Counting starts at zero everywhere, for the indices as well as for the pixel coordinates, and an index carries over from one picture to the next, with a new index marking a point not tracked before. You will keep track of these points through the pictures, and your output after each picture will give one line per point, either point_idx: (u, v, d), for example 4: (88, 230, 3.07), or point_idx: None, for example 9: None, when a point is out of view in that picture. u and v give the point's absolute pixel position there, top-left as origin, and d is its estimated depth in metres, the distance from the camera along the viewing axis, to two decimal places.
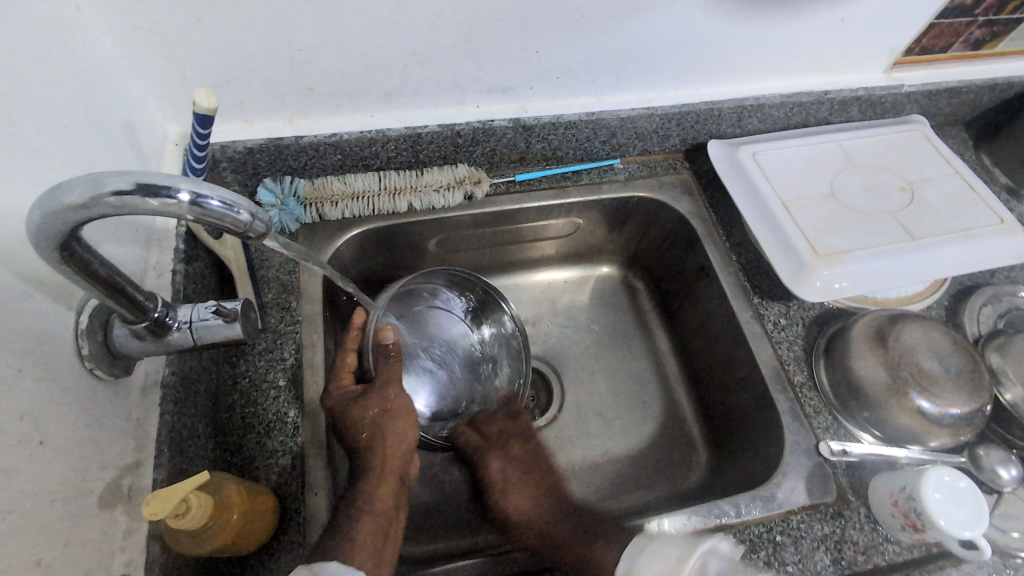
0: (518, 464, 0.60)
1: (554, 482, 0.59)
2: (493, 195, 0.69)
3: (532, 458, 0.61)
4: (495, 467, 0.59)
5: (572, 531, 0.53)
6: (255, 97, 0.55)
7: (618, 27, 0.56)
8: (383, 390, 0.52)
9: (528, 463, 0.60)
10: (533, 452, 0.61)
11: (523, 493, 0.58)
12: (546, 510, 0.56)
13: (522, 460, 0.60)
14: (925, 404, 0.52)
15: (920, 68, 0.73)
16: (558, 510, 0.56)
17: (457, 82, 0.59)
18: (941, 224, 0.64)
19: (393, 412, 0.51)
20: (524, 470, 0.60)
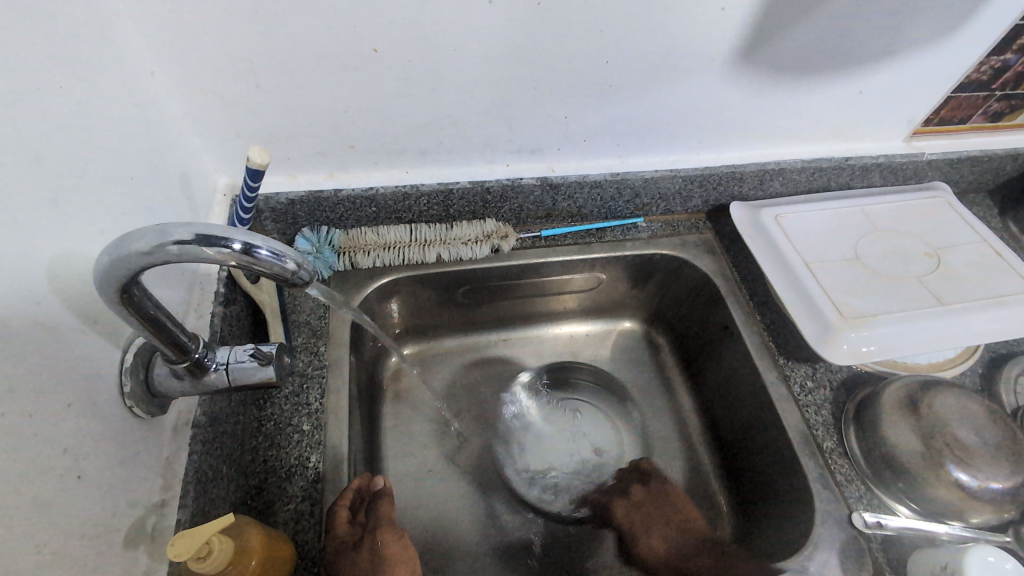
0: (642, 506, 0.62)
1: (681, 513, 0.60)
2: (519, 249, 0.71)
3: (670, 497, 0.62)
4: (620, 513, 0.63)
5: (715, 560, 0.55)
6: (301, 153, 0.59)
7: (643, 96, 0.59)
8: (376, 539, 0.47)
9: (659, 496, 0.62)
10: (675, 492, 0.62)
11: (656, 530, 0.60)
12: (683, 540, 0.59)
13: (644, 499, 0.63)
14: (964, 477, 0.50)
15: (940, 138, 0.74)
16: (684, 548, 0.58)
17: (489, 143, 0.62)
18: (971, 290, 0.64)
19: (388, 566, 0.46)
20: (648, 509, 0.62)
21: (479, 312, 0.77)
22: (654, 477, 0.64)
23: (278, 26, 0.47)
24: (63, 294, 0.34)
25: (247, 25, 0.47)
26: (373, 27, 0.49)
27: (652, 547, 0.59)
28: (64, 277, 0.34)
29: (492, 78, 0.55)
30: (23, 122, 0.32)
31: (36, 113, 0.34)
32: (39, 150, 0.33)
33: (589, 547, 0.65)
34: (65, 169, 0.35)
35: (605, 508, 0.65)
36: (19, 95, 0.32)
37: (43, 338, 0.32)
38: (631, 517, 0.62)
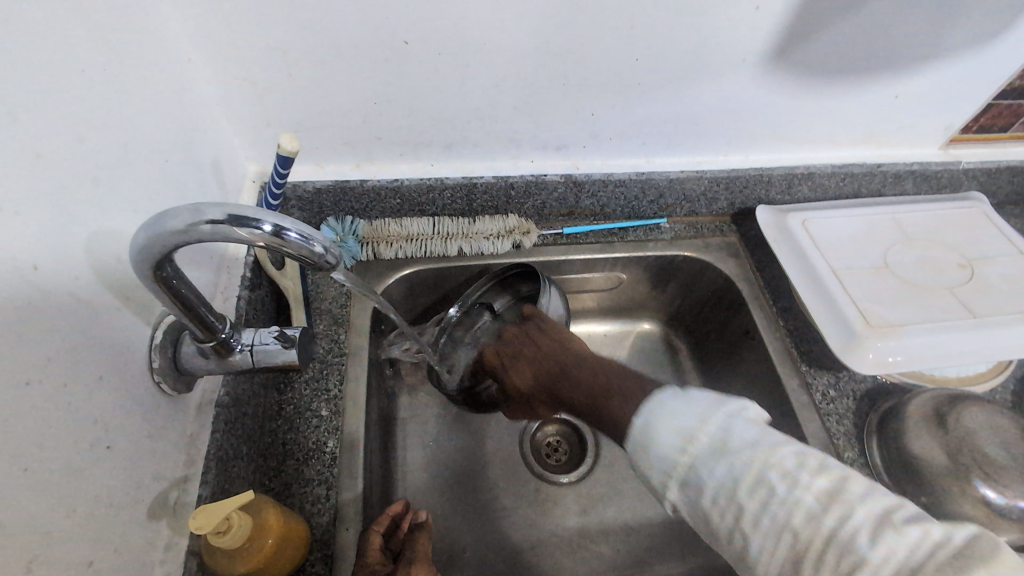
0: (518, 348, 0.58)
1: (564, 345, 0.56)
2: (541, 246, 0.71)
3: (541, 334, 0.58)
4: (490, 354, 0.60)
5: (590, 381, 0.50)
6: (329, 143, 0.60)
7: (671, 95, 0.59)
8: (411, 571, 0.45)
9: (529, 338, 0.58)
10: (550, 329, 0.58)
11: (522, 363, 0.57)
12: (549, 385, 0.54)
13: (515, 339, 0.59)
14: (991, 493, 0.49)
15: (978, 146, 0.72)
16: (546, 370, 0.55)
17: (514, 139, 0.62)
18: (1006, 304, 0.62)
19: None
20: (518, 343, 0.59)
21: None
22: (536, 322, 0.59)
23: (311, 15, 0.48)
24: (99, 270, 0.35)
25: (281, 14, 0.47)
26: (403, 19, 0.49)
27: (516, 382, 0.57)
28: (101, 254, 0.35)
29: (520, 72, 0.55)
30: (68, 104, 0.33)
31: (81, 95, 0.35)
32: (83, 131, 0.35)
33: (600, 546, 0.65)
34: (105, 150, 0.37)
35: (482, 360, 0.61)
36: (66, 77, 0.34)
37: (80, 312, 0.33)
38: (511, 359, 0.58)
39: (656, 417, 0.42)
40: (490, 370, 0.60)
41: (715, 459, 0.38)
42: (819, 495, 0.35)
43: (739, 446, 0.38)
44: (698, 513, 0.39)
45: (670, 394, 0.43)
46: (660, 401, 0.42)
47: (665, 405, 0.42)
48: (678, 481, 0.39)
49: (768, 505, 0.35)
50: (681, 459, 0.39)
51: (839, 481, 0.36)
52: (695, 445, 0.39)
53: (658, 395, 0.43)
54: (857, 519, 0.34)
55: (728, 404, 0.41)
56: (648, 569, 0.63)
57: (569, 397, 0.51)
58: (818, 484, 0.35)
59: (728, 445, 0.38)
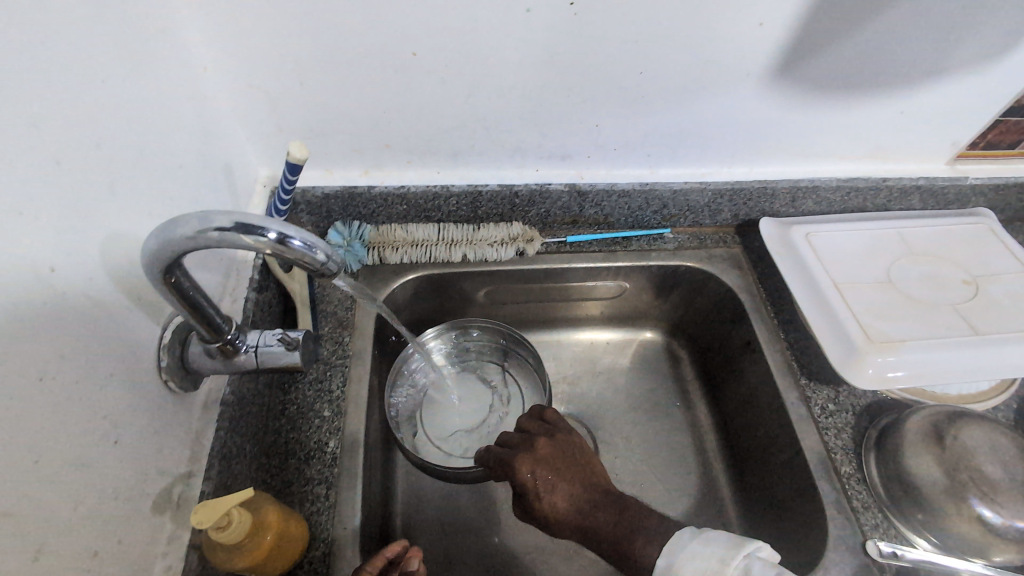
0: (549, 460, 0.51)
1: (591, 473, 0.51)
2: (544, 254, 0.72)
3: (569, 447, 0.52)
4: (524, 473, 0.49)
5: (610, 523, 0.46)
6: (338, 149, 0.61)
7: (675, 108, 0.60)
8: None
9: (570, 456, 0.51)
10: (574, 446, 0.53)
11: (561, 486, 0.49)
12: (568, 509, 0.48)
13: (553, 452, 0.51)
14: (987, 512, 0.48)
15: (986, 163, 0.72)
16: (589, 498, 0.48)
17: (519, 148, 0.63)
18: (1011, 322, 0.61)
19: None
20: (556, 460, 0.51)
21: (502, 313, 0.78)
22: (560, 429, 0.54)
23: (323, 27, 0.49)
24: (113, 271, 0.36)
25: (294, 25, 0.49)
26: (412, 32, 0.50)
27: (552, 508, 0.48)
28: (114, 255, 0.37)
29: (525, 84, 0.56)
30: (89, 112, 0.35)
31: (101, 103, 0.36)
32: (102, 138, 0.36)
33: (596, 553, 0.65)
34: (123, 156, 0.38)
35: (508, 467, 0.50)
36: (88, 86, 0.35)
37: (93, 312, 0.35)
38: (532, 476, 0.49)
39: (680, 556, 0.42)
40: (518, 486, 0.49)
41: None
42: None
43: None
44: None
45: (690, 532, 0.43)
46: (680, 541, 0.43)
47: (685, 543, 0.43)
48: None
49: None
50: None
51: None
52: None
53: (680, 533, 0.44)
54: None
55: (748, 542, 0.41)
56: None
57: (590, 534, 0.47)
58: None
59: None
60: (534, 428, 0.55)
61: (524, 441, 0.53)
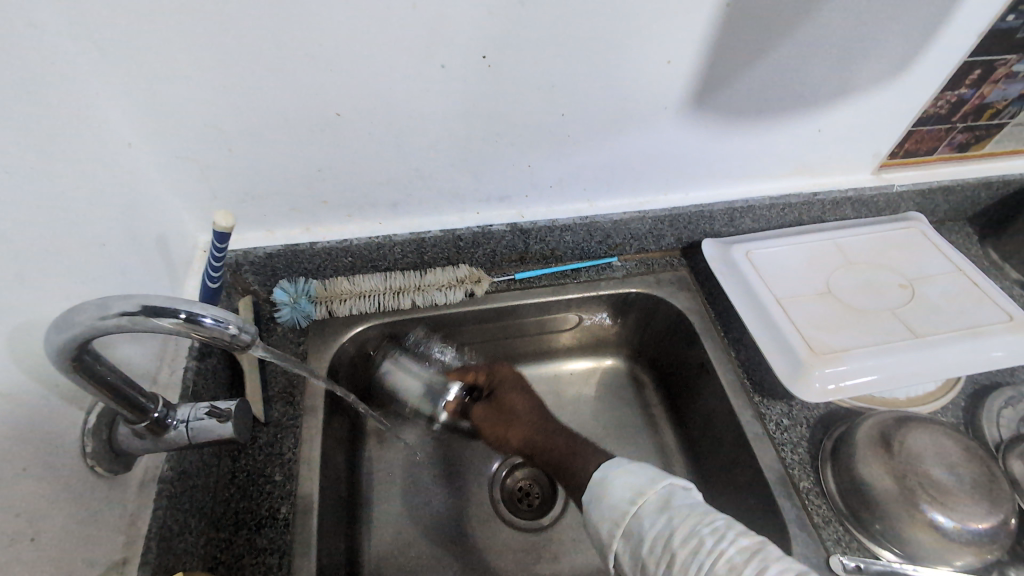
0: (506, 397, 0.72)
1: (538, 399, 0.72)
2: (494, 292, 0.73)
3: (518, 386, 0.73)
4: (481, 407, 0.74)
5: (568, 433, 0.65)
6: (276, 210, 0.62)
7: (602, 144, 0.62)
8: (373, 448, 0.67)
9: (522, 389, 0.73)
10: (521, 384, 0.73)
11: (517, 412, 0.71)
12: (523, 412, 0.71)
13: (512, 385, 0.73)
14: (940, 517, 0.49)
15: (909, 170, 0.75)
16: (540, 411, 0.70)
17: (457, 193, 0.65)
18: (946, 323, 0.63)
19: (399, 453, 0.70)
20: (514, 392, 0.73)
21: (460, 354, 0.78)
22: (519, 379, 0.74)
23: (245, 97, 0.50)
24: (24, 363, 0.36)
25: (216, 97, 0.50)
26: (334, 94, 0.52)
27: (514, 408, 0.72)
28: (24, 345, 0.36)
29: (453, 134, 0.57)
30: None
31: (6, 195, 0.36)
32: (10, 229, 0.36)
33: None
34: (35, 244, 0.38)
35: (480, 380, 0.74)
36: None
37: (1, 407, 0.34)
38: (506, 379, 0.74)
39: (613, 474, 0.53)
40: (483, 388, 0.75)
41: (656, 509, 0.47)
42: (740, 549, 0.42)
43: (678, 506, 0.47)
44: (639, 558, 0.47)
45: (625, 462, 0.54)
46: (612, 468, 0.53)
47: (616, 469, 0.53)
48: (623, 530, 0.48)
49: (697, 553, 0.43)
50: (628, 507, 0.49)
51: (760, 543, 0.43)
52: (641, 498, 0.48)
53: (609, 462, 0.55)
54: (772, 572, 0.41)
55: (678, 479, 0.50)
56: None
57: (539, 445, 0.67)
58: (742, 541, 0.43)
59: (669, 504, 0.47)
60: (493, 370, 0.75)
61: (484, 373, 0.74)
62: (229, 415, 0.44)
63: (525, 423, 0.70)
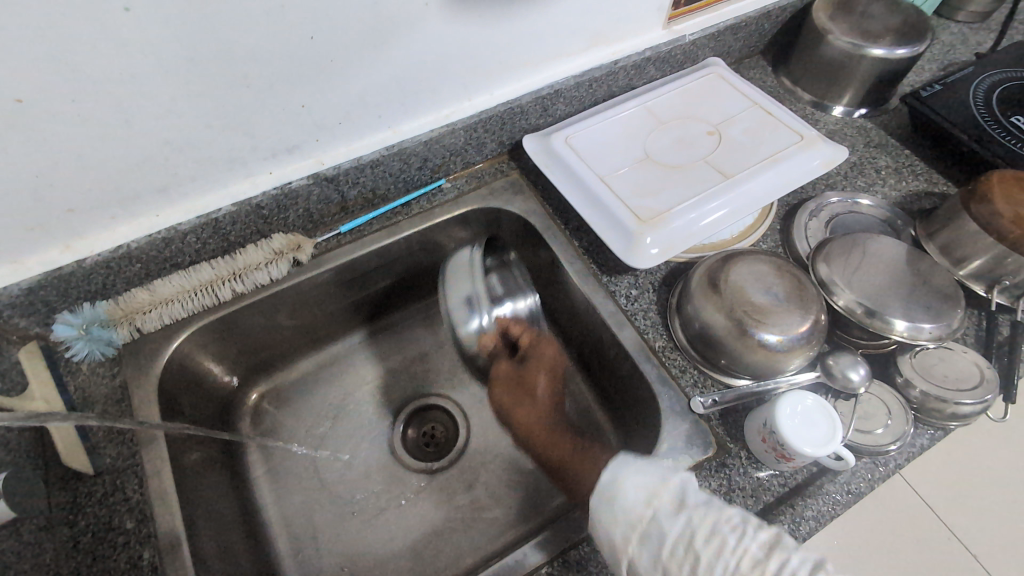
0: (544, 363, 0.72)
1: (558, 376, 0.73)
2: (325, 253, 0.67)
3: (548, 358, 0.73)
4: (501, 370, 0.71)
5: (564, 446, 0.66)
6: (10, 236, 0.50)
7: (376, 60, 0.55)
8: (539, 353, 0.72)
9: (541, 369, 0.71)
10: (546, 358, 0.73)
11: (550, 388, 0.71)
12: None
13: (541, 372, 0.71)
14: (766, 336, 0.54)
15: (695, 17, 0.76)
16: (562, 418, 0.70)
17: (235, 157, 0.56)
18: (750, 157, 0.67)
19: (541, 364, 0.71)
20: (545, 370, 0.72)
21: (315, 326, 0.73)
22: (535, 359, 0.72)
23: None
24: None
25: None
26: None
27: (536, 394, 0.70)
28: None
29: (190, 90, 0.48)
30: None
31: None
32: None
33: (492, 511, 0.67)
34: None
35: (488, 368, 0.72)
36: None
37: None
38: (548, 357, 0.72)
39: (620, 474, 0.46)
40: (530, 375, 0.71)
41: (675, 512, 0.42)
42: (759, 545, 0.40)
43: (694, 505, 0.42)
44: (657, 569, 0.42)
45: (626, 456, 0.48)
46: (622, 464, 0.47)
47: (629, 465, 0.46)
48: (638, 536, 0.43)
49: (722, 555, 0.40)
50: (644, 512, 0.43)
51: (772, 534, 0.41)
52: (657, 500, 0.43)
53: (620, 457, 0.47)
54: (793, 565, 0.38)
55: (680, 473, 0.45)
56: (539, 513, 0.67)
57: (546, 443, 0.67)
58: (759, 536, 0.40)
59: (683, 503, 0.43)
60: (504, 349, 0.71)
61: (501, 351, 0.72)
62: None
63: (545, 418, 0.69)
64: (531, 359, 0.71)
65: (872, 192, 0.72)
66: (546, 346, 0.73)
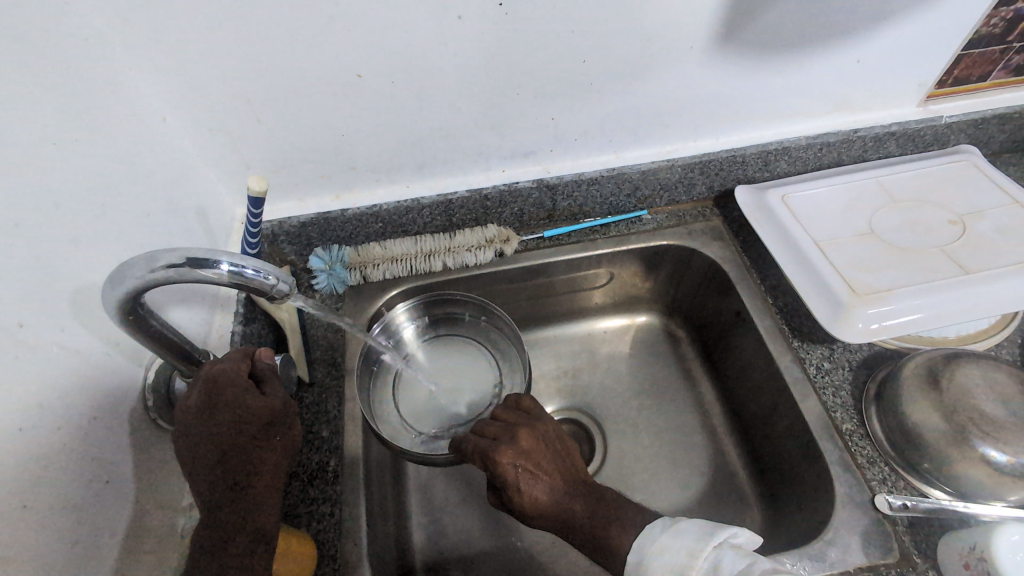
0: (532, 455, 0.51)
1: (568, 466, 0.53)
2: (524, 252, 0.73)
3: (549, 440, 0.54)
4: (508, 465, 0.50)
5: (593, 529, 0.48)
6: (307, 179, 0.63)
7: (628, 89, 0.60)
8: (519, 439, 0.52)
9: (547, 447, 0.53)
10: (551, 438, 0.54)
11: (542, 479, 0.51)
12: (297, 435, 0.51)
13: (534, 444, 0.52)
14: (992, 452, 0.48)
15: (958, 100, 0.70)
16: (565, 493, 0.51)
17: (482, 151, 0.64)
18: (1002, 256, 0.60)
19: (528, 459, 0.51)
20: (538, 455, 0.52)
21: None
22: (538, 420, 0.55)
23: (271, 67, 0.51)
24: (88, 325, 0.39)
25: (245, 71, 0.51)
26: (352, 54, 0.52)
27: (533, 494, 0.50)
28: (85, 308, 0.39)
29: (473, 89, 0.57)
30: (38, 176, 0.37)
31: (44, 157, 0.37)
32: (60, 198, 0.38)
33: None
34: (78, 210, 0.40)
35: (490, 458, 0.50)
36: (28, 143, 0.36)
37: (66, 360, 0.37)
38: (528, 454, 0.51)
39: (648, 551, 0.45)
40: (499, 477, 0.50)
41: None
42: None
43: None
44: None
45: (661, 525, 0.46)
46: (649, 536, 0.45)
47: (656, 537, 0.45)
48: None
49: None
50: None
51: None
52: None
53: (652, 527, 0.46)
54: None
55: (717, 533, 0.44)
56: None
57: (574, 534, 0.49)
58: None
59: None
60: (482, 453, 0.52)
61: (504, 431, 0.53)
62: (249, 366, 0.46)
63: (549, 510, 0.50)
64: (504, 460, 0.50)
65: None
66: (526, 432, 0.52)
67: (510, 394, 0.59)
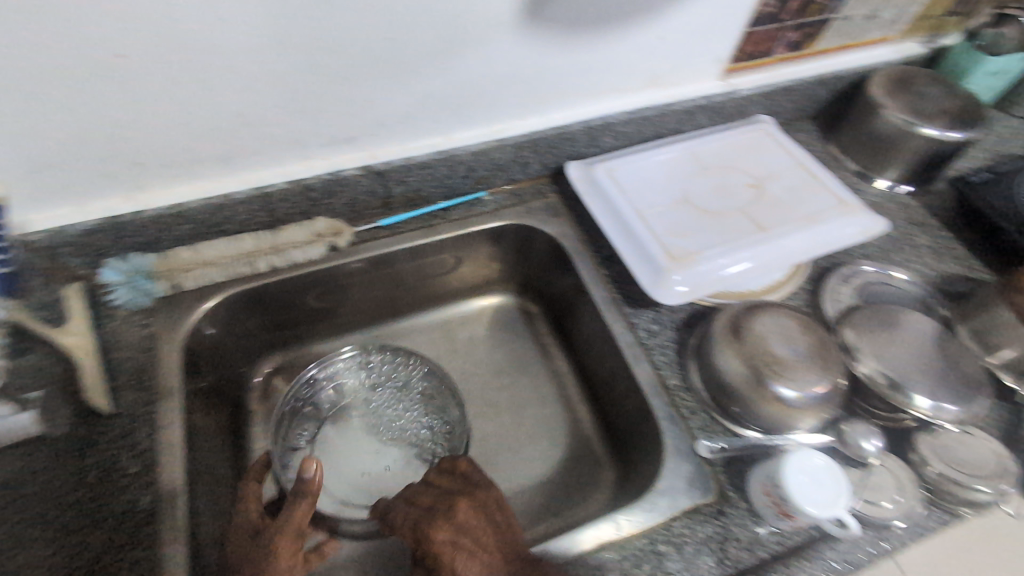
0: (470, 530, 0.49)
1: (511, 541, 0.50)
2: (361, 243, 0.69)
3: (489, 511, 0.51)
4: (441, 537, 0.47)
5: None
6: (81, 179, 0.54)
7: (443, 67, 0.58)
8: (456, 511, 0.49)
9: (488, 518, 0.51)
10: (493, 507, 0.52)
11: (480, 556, 0.47)
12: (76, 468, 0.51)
13: (473, 514, 0.50)
14: (782, 389, 0.54)
15: (752, 74, 0.78)
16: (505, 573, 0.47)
17: (295, 138, 0.59)
18: (789, 215, 0.67)
19: (465, 531, 0.48)
20: (476, 526, 0.49)
21: (340, 312, 0.75)
22: (479, 487, 0.53)
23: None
24: None
25: None
26: (106, 30, 0.44)
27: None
28: None
29: (272, 71, 0.52)
30: None
31: None
32: None
33: None
34: None
35: (424, 531, 0.48)
36: None
37: None
38: (465, 527, 0.49)
39: None
40: (431, 555, 0.47)
41: None
42: None
43: None
44: None
45: None
46: None
47: None
48: None
49: None
50: None
51: None
52: None
53: None
54: None
55: None
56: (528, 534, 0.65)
57: None
58: None
59: None
60: (417, 525, 0.49)
61: (441, 501, 0.51)
62: None
63: None
64: (438, 533, 0.48)
65: (905, 267, 0.73)
66: (464, 503, 0.50)
67: (449, 457, 0.57)
